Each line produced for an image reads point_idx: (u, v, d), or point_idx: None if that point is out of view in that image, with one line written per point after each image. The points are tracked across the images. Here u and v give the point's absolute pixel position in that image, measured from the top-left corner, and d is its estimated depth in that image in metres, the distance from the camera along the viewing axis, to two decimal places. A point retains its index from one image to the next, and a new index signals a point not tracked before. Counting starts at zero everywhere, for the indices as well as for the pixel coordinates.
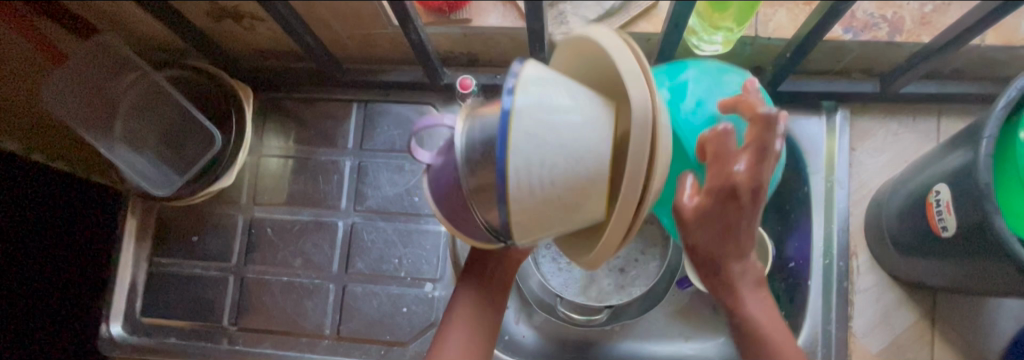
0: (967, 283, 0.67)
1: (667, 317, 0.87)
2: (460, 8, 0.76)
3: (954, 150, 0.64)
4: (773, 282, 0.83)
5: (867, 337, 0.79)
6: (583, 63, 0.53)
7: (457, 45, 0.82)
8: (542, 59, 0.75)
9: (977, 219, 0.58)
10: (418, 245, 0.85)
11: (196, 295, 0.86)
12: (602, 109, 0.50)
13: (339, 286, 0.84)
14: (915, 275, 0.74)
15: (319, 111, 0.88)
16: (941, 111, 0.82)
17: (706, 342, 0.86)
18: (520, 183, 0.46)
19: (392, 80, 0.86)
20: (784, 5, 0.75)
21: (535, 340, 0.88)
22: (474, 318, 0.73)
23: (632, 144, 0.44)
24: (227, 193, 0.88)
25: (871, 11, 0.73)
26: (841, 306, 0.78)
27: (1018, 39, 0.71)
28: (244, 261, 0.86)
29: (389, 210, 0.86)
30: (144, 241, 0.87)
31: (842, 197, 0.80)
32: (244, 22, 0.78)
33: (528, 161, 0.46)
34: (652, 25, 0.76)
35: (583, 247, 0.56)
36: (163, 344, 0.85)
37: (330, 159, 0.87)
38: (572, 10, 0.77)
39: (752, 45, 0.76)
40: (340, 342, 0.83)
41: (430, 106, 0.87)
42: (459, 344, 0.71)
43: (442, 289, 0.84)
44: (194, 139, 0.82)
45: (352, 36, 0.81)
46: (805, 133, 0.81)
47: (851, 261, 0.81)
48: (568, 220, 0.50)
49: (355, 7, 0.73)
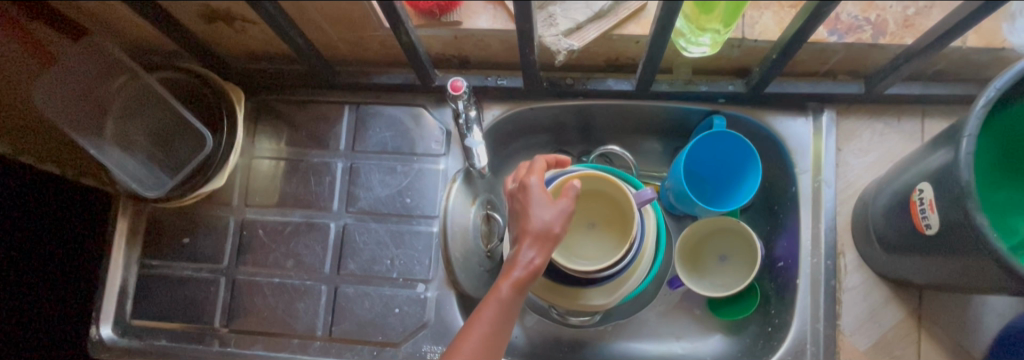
0: (951, 281, 0.67)
1: (659, 315, 0.89)
2: (451, 10, 0.76)
3: (936, 150, 0.65)
4: (763, 281, 0.87)
5: (855, 335, 0.79)
6: (592, 189, 0.78)
7: (448, 47, 0.83)
8: (532, 61, 0.76)
9: (959, 216, 0.60)
10: (410, 246, 0.85)
11: (186, 297, 0.86)
12: (612, 212, 0.79)
13: (330, 287, 0.85)
14: (901, 274, 0.75)
15: (312, 114, 0.89)
16: (925, 112, 0.83)
17: (696, 342, 0.87)
18: (633, 266, 0.76)
19: (383, 82, 0.86)
20: (770, 7, 0.75)
21: (528, 341, 0.88)
22: (503, 317, 0.63)
23: (651, 240, 0.77)
24: (219, 194, 0.88)
25: (855, 13, 0.74)
26: (829, 304, 0.79)
27: (998, 41, 0.72)
28: (235, 263, 0.86)
29: (382, 211, 0.86)
30: (134, 245, 0.87)
31: (830, 196, 0.81)
32: (235, 25, 0.79)
33: (643, 256, 0.76)
34: (640, 27, 0.76)
35: (569, 295, 0.76)
36: (153, 347, 0.86)
37: (322, 161, 0.88)
38: (561, 12, 0.77)
39: (740, 47, 0.77)
40: (333, 343, 0.83)
41: (422, 108, 0.88)
42: (477, 347, 0.62)
43: (434, 290, 0.84)
44: (184, 139, 0.83)
45: (342, 37, 0.82)
46: (792, 134, 0.83)
47: (839, 260, 0.81)
48: (611, 284, 0.76)
49: (346, 11, 0.74)
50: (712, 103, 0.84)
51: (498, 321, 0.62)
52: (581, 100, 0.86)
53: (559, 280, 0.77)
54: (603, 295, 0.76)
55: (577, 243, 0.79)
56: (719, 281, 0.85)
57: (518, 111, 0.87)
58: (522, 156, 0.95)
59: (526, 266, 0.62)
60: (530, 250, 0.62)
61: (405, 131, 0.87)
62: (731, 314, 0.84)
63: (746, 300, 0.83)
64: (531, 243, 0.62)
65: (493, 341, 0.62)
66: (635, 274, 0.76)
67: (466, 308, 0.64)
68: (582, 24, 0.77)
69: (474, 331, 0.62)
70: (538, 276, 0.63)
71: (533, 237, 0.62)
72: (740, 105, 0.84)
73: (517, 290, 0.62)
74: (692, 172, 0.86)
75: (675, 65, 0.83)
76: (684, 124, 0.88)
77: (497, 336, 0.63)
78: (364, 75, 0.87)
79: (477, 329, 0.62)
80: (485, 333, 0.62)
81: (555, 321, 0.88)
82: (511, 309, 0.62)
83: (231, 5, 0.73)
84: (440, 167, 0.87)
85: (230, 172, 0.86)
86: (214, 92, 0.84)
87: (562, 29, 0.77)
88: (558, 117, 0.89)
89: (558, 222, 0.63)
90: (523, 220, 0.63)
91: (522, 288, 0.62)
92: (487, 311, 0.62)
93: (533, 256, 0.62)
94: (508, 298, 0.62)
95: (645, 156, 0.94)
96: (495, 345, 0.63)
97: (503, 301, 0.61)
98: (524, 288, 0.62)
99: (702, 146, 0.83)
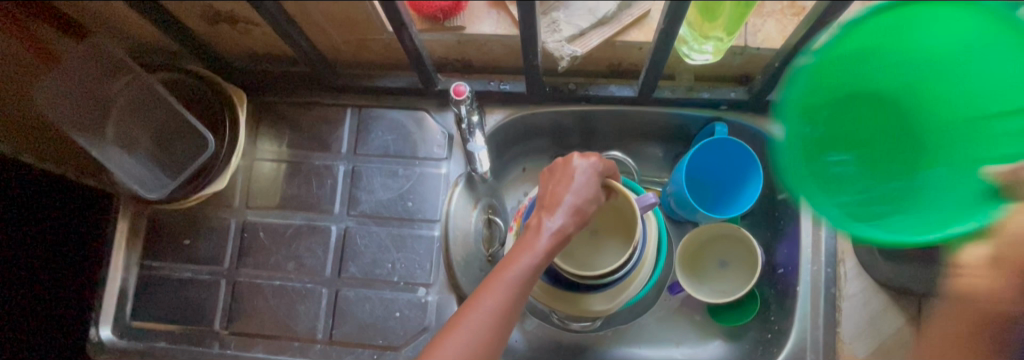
0: (951, 290, 0.68)
1: (660, 320, 0.89)
2: (454, 15, 0.76)
3: None
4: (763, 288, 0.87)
5: (855, 342, 0.79)
6: None
7: (452, 52, 0.83)
8: (535, 66, 0.76)
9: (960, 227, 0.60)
10: (411, 250, 0.85)
11: (186, 299, 0.85)
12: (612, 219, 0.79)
13: (331, 290, 0.85)
14: (902, 282, 0.75)
15: (314, 116, 0.89)
16: None
17: (696, 347, 0.88)
18: (636, 273, 0.76)
19: (386, 85, 0.86)
20: (772, 15, 0.76)
21: (528, 346, 0.88)
22: (524, 283, 0.62)
23: (653, 247, 0.77)
24: (221, 196, 0.88)
25: (858, 22, 0.75)
26: (829, 311, 0.80)
27: None
28: (236, 265, 0.86)
29: (384, 214, 0.86)
30: (135, 246, 0.87)
31: None
32: (239, 27, 0.79)
33: (645, 263, 0.77)
34: (643, 34, 0.77)
35: (568, 300, 0.77)
36: (152, 348, 0.85)
37: (324, 163, 0.88)
38: (564, 18, 0.78)
39: (742, 55, 0.78)
40: (333, 346, 0.83)
41: (424, 112, 0.88)
42: (492, 310, 0.61)
43: (434, 294, 0.84)
44: (184, 142, 0.83)
45: (346, 41, 0.82)
46: None
47: (839, 268, 0.81)
48: (612, 289, 0.76)
49: (350, 14, 0.74)
50: (713, 109, 0.85)
51: (520, 285, 0.62)
52: (583, 106, 0.86)
53: (560, 287, 0.77)
54: (604, 300, 0.77)
55: (577, 248, 0.79)
56: (717, 287, 0.85)
57: (522, 116, 0.87)
58: (524, 161, 0.94)
59: (555, 233, 0.63)
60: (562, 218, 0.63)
61: (407, 134, 0.87)
62: (735, 319, 0.84)
63: (747, 306, 0.84)
64: (564, 212, 0.63)
65: (507, 311, 0.62)
66: (636, 280, 0.76)
67: (486, 270, 0.63)
68: (585, 30, 0.77)
69: (491, 298, 0.61)
70: (561, 247, 0.64)
71: (566, 207, 0.64)
72: (742, 112, 0.84)
73: (546, 255, 0.62)
74: (693, 179, 0.86)
75: (677, 71, 0.83)
76: (685, 130, 0.89)
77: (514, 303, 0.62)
78: (367, 78, 0.88)
79: (496, 292, 0.61)
80: (505, 298, 0.61)
81: (556, 326, 0.88)
82: (530, 280, 0.63)
83: (235, 7, 0.73)
84: (442, 171, 0.87)
85: (232, 174, 0.86)
86: (217, 95, 0.84)
87: (566, 35, 0.77)
88: (560, 122, 0.89)
89: (589, 198, 0.65)
90: (557, 191, 0.65)
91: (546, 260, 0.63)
92: (513, 272, 0.61)
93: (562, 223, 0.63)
94: (534, 268, 0.62)
95: (646, 162, 0.94)
96: (511, 312, 0.62)
97: (532, 264, 0.61)
98: (551, 256, 0.63)
99: (705, 153, 0.83)
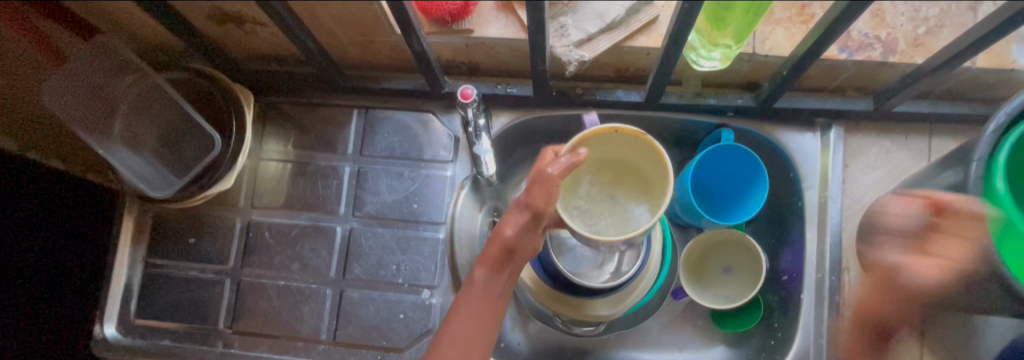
0: (954, 300, 0.68)
1: (662, 326, 0.89)
2: (462, 18, 0.76)
3: (944, 171, 0.66)
4: (767, 294, 0.87)
5: (858, 350, 0.80)
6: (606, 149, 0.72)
7: (458, 53, 0.83)
8: (542, 71, 0.76)
9: (966, 239, 0.60)
10: (415, 252, 0.85)
11: (192, 297, 0.86)
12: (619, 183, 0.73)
13: (336, 291, 0.85)
14: (906, 292, 0.75)
15: (321, 116, 0.89)
16: (932, 131, 0.83)
17: (699, 353, 0.88)
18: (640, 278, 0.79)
19: (393, 87, 0.87)
20: (781, 23, 0.76)
21: (531, 349, 0.88)
22: (486, 297, 0.70)
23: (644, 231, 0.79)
24: (227, 196, 0.88)
25: (866, 31, 0.75)
26: (832, 319, 0.80)
27: (1008, 63, 0.73)
28: (241, 265, 0.86)
29: (388, 216, 0.86)
30: (140, 243, 0.87)
31: (835, 212, 0.82)
32: (246, 27, 0.79)
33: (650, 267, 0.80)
34: (651, 40, 0.77)
35: (573, 304, 0.79)
36: (157, 346, 0.86)
37: (329, 164, 0.88)
38: (573, 23, 0.77)
39: (750, 61, 0.78)
40: (336, 347, 0.83)
41: (430, 114, 0.88)
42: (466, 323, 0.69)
43: (439, 296, 0.84)
44: (192, 142, 0.82)
45: (352, 41, 0.82)
46: (803, 148, 0.84)
47: (843, 276, 0.82)
48: (616, 293, 0.79)
49: (358, 16, 0.74)
50: (720, 116, 0.85)
51: (481, 299, 0.69)
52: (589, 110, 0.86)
53: (563, 290, 0.79)
54: (607, 305, 0.79)
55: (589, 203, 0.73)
56: (721, 293, 0.85)
57: (526, 120, 0.87)
58: (528, 164, 0.94)
59: (497, 244, 0.67)
60: (507, 225, 0.66)
61: (412, 136, 0.88)
62: (737, 325, 0.84)
63: (748, 315, 0.83)
64: (509, 219, 0.67)
65: (480, 316, 0.69)
66: (642, 282, 0.79)
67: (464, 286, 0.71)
68: (593, 35, 0.77)
69: (461, 311, 0.69)
70: (515, 252, 0.68)
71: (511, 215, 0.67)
72: (749, 119, 0.85)
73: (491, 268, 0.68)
74: (699, 182, 0.86)
75: (685, 76, 0.83)
76: (691, 135, 0.89)
77: (482, 319, 0.69)
78: (373, 79, 0.88)
79: (462, 310, 0.69)
80: (470, 311, 0.69)
81: (559, 330, 0.88)
82: (491, 290, 0.70)
83: (242, 9, 0.74)
84: (447, 174, 0.87)
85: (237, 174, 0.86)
86: (223, 93, 0.84)
87: (574, 40, 0.77)
88: (567, 126, 0.89)
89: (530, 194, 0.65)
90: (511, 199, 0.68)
91: (497, 271, 0.69)
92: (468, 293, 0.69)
93: (507, 231, 0.66)
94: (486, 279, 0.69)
95: None
96: (484, 323, 0.69)
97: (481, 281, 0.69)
98: (498, 268, 0.68)
99: (707, 161, 0.83)
